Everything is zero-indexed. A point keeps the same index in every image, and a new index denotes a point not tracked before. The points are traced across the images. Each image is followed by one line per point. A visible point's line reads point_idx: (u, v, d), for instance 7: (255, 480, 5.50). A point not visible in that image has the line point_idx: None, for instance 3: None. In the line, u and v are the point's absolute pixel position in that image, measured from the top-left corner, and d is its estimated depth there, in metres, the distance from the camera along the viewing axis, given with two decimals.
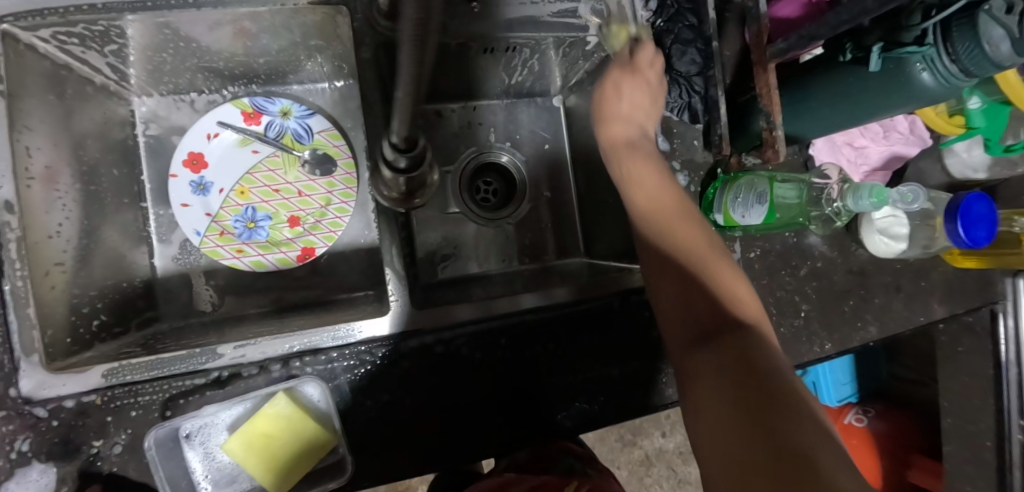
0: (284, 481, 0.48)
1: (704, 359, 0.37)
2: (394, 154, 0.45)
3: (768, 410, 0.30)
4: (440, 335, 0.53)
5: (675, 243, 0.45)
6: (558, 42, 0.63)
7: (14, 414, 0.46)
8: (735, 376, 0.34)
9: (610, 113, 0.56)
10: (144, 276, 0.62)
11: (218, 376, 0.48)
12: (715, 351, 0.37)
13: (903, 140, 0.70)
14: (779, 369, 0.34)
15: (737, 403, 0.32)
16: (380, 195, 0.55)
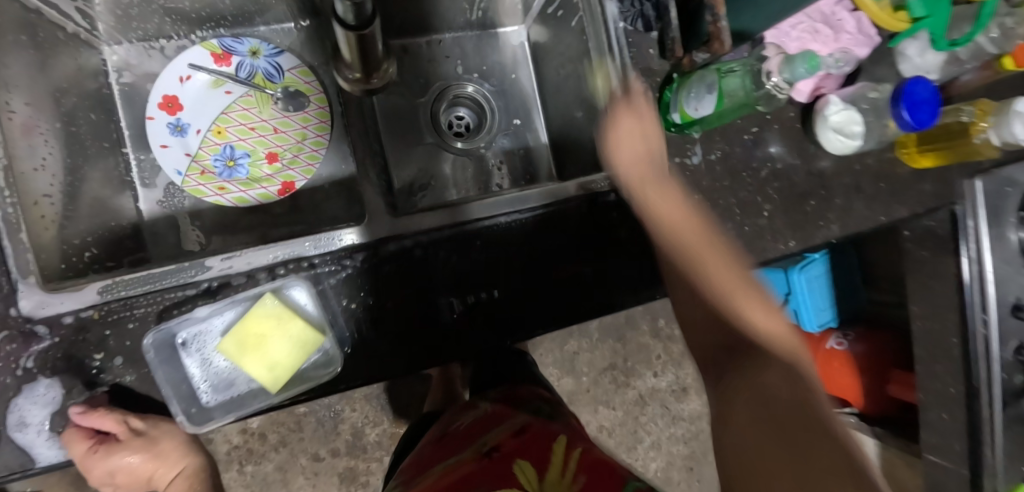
0: (279, 376, 0.51)
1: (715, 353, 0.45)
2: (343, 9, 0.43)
3: (793, 414, 0.35)
4: (419, 238, 0.56)
5: (692, 259, 0.48)
6: None
7: (17, 332, 0.49)
8: (775, 398, 0.37)
9: (622, 133, 0.54)
10: (131, 219, 0.65)
11: (207, 287, 0.51)
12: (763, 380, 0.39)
13: (853, 40, 0.69)
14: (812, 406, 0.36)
15: (770, 415, 0.35)
16: (343, 78, 0.58)
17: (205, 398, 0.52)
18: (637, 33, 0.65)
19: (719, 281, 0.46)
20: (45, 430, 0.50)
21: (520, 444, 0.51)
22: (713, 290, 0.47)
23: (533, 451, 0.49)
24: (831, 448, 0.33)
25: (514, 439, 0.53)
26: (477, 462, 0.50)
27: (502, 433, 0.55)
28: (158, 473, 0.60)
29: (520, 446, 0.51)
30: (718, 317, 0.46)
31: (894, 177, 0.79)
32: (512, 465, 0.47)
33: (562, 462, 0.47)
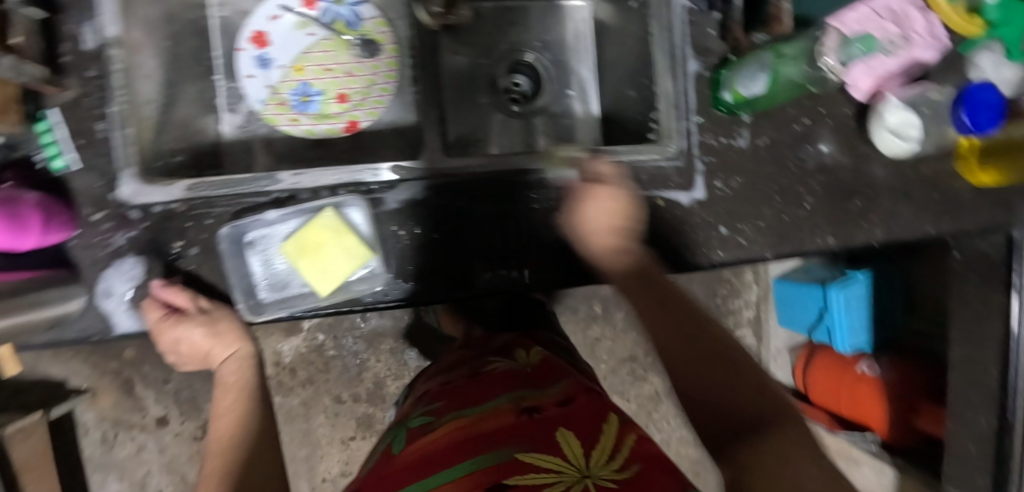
0: (328, 284, 0.56)
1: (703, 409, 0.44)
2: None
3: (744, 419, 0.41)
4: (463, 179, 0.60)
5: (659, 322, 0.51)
6: None
7: (115, 213, 0.56)
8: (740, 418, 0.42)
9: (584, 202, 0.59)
10: (213, 138, 0.72)
11: (277, 197, 0.58)
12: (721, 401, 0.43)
13: (922, 42, 0.67)
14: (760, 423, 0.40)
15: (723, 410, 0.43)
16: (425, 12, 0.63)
17: (261, 294, 0.57)
18: (699, 12, 0.67)
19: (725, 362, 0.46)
20: (126, 303, 0.56)
21: (565, 412, 0.45)
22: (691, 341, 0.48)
23: (584, 421, 0.43)
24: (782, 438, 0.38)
25: (563, 408, 0.45)
26: (516, 417, 0.44)
27: (552, 396, 0.48)
28: (214, 351, 0.60)
29: (567, 415, 0.44)
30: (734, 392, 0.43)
31: (949, 189, 0.77)
32: (555, 432, 0.41)
33: (610, 445, 0.40)
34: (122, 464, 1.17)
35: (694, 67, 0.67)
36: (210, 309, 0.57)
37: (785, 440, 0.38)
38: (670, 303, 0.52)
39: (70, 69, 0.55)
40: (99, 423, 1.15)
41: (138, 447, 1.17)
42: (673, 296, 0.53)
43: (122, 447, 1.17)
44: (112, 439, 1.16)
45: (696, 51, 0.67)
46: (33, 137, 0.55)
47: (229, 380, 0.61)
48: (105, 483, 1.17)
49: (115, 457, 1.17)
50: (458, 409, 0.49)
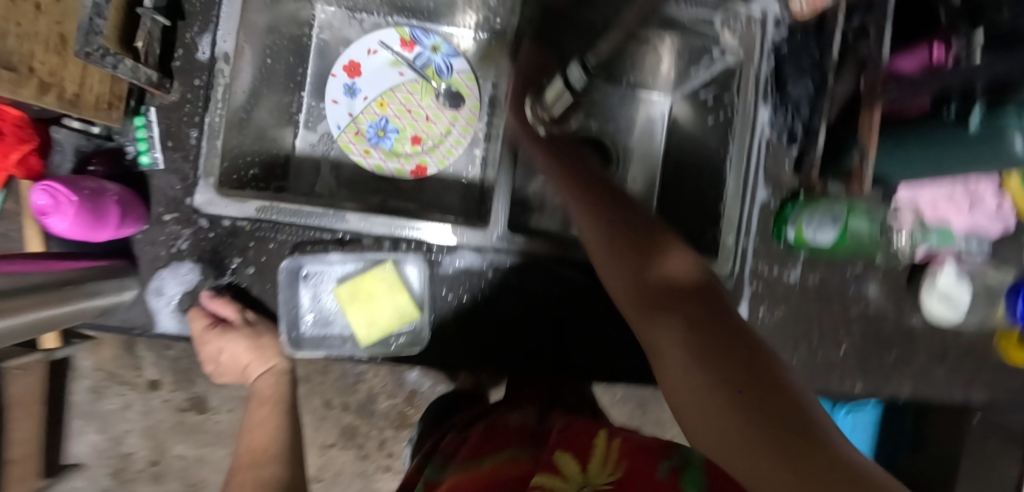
0: (372, 335, 0.58)
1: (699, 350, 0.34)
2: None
3: (762, 399, 0.29)
4: (508, 259, 0.61)
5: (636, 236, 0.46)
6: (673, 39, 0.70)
7: (185, 218, 0.58)
8: (762, 417, 0.28)
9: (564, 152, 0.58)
10: (286, 151, 0.73)
11: (342, 237, 0.59)
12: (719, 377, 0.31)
13: (987, 218, 0.71)
14: (777, 381, 0.31)
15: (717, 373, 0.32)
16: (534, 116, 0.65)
17: (303, 327, 0.58)
18: (778, 143, 0.68)
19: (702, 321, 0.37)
20: (173, 304, 0.58)
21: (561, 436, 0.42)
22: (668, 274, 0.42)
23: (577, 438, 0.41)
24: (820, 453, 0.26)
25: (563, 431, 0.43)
26: (535, 466, 0.43)
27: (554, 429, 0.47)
28: (252, 365, 0.62)
29: (565, 438, 0.42)
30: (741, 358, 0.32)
31: (983, 360, 0.77)
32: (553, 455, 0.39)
33: (603, 454, 0.38)
34: (105, 417, 1.11)
35: (762, 196, 0.68)
36: (254, 321, 0.59)
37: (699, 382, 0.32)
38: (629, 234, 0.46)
39: (179, 73, 0.57)
40: (93, 373, 1.10)
41: (124, 404, 1.12)
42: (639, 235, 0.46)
43: (110, 400, 1.12)
44: (102, 390, 1.11)
45: (767, 180, 0.68)
46: (128, 130, 0.56)
47: (265, 394, 0.63)
48: (84, 431, 1.11)
49: (101, 407, 1.11)
50: (480, 453, 0.47)
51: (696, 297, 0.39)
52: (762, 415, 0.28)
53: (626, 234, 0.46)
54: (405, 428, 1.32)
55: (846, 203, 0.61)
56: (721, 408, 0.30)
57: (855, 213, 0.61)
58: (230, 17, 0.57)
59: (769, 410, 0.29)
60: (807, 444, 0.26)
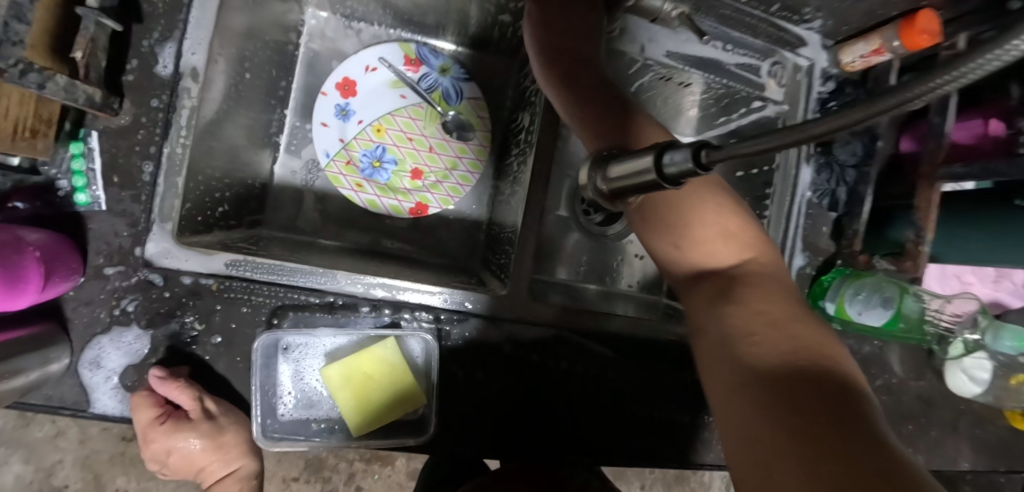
0: (366, 423, 0.48)
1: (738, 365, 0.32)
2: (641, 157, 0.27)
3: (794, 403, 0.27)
4: (525, 332, 0.53)
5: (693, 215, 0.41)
6: (709, 86, 0.62)
7: (133, 272, 0.46)
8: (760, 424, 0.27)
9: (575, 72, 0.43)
10: (263, 179, 0.62)
11: (331, 301, 0.48)
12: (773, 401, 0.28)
13: (1011, 290, 0.71)
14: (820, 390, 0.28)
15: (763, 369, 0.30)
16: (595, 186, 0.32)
17: (282, 412, 0.48)
18: (819, 207, 0.62)
19: (769, 307, 0.35)
20: (115, 379, 0.46)
21: None
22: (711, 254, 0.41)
23: None
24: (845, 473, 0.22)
25: None
26: None
27: None
28: (210, 468, 0.51)
29: None
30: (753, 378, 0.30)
31: (992, 430, 0.76)
32: None
33: None
34: (33, 446, 0.94)
35: (799, 263, 0.62)
36: (215, 415, 0.49)
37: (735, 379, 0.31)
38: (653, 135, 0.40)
39: (131, 90, 0.45)
40: None
41: (57, 432, 0.95)
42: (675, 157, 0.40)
43: (40, 426, 0.95)
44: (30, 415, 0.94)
45: (805, 245, 0.62)
46: (61, 160, 0.44)
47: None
48: (7, 461, 0.93)
49: (29, 435, 0.94)
50: None
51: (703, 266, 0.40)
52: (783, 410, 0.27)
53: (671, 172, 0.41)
54: (377, 461, 1.20)
55: (898, 284, 0.58)
56: (745, 411, 0.29)
57: (907, 295, 0.58)
58: (200, 24, 0.46)
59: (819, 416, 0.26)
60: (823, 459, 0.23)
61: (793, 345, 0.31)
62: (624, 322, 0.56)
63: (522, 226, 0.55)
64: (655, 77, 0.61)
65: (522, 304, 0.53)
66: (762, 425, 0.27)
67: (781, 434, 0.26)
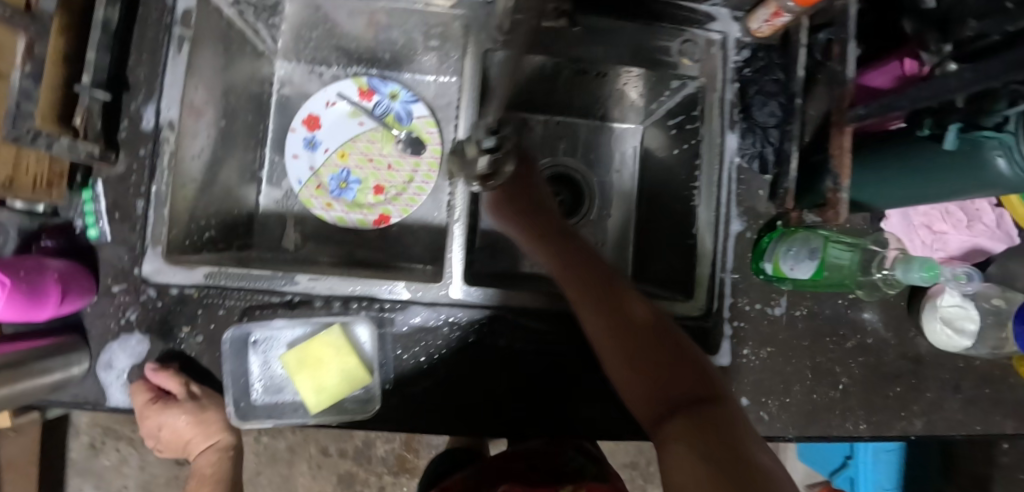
0: (323, 401, 0.54)
1: (685, 437, 0.33)
2: (489, 162, 0.45)
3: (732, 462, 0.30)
4: (460, 315, 0.58)
5: (608, 277, 0.47)
6: (627, 74, 0.67)
7: (133, 288, 0.57)
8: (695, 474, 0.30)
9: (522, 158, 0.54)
10: (248, 208, 0.72)
11: (290, 299, 0.57)
12: (694, 443, 0.32)
13: (988, 233, 0.67)
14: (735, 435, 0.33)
15: (700, 432, 0.33)
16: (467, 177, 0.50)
17: (254, 396, 0.57)
18: (750, 172, 0.64)
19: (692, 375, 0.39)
20: (124, 377, 0.57)
21: None
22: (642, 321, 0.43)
23: None
24: None
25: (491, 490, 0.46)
26: None
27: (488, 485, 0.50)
28: (195, 439, 0.60)
29: None
30: (713, 451, 0.31)
31: (1005, 388, 0.70)
32: None
33: None
34: (101, 472, 1.07)
35: (737, 228, 0.64)
36: (201, 397, 0.57)
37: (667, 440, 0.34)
38: (575, 248, 0.50)
39: (124, 144, 0.57)
40: (89, 429, 1.07)
41: (120, 460, 1.08)
42: (592, 261, 0.49)
43: (107, 455, 1.07)
44: (99, 445, 1.07)
45: (742, 210, 0.64)
46: (76, 204, 0.57)
47: (205, 472, 0.61)
48: (82, 488, 1.07)
49: (97, 463, 1.07)
50: None
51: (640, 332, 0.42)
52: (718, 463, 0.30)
53: (582, 264, 0.48)
54: (404, 472, 1.26)
55: (823, 232, 0.59)
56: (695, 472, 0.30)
57: (834, 242, 0.59)
58: (173, 84, 0.57)
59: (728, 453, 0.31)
60: None
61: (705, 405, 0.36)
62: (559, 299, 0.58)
63: (455, 221, 0.60)
64: (572, 72, 0.67)
65: (459, 290, 0.58)
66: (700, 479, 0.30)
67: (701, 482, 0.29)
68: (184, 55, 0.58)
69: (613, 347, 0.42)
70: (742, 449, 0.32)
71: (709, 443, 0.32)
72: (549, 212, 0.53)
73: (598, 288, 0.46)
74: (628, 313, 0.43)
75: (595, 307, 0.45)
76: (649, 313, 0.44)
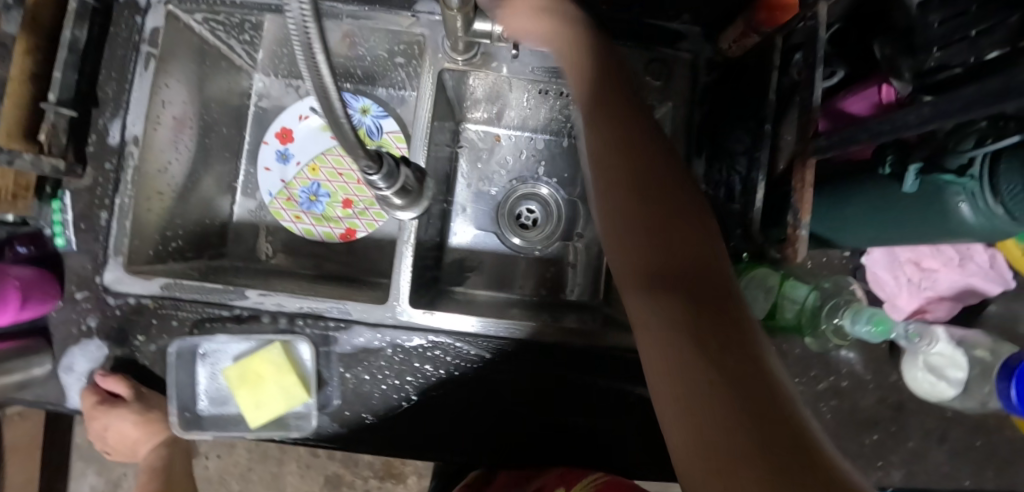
0: (262, 417, 0.56)
1: (682, 327, 0.31)
2: (400, 196, 0.46)
3: (730, 355, 0.29)
4: (401, 340, 0.59)
5: (637, 141, 0.42)
6: None
7: (94, 295, 0.59)
8: (690, 376, 0.29)
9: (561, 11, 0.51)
10: (222, 218, 0.73)
11: (238, 313, 0.58)
12: (692, 336, 0.30)
13: (980, 273, 0.62)
14: (740, 322, 0.31)
15: (697, 324, 0.31)
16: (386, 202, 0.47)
17: (200, 407, 0.59)
18: (717, 199, 0.63)
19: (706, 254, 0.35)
20: (83, 379, 0.59)
21: None
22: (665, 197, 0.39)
23: None
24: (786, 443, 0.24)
25: None
26: None
27: None
28: (140, 439, 0.65)
29: None
30: (712, 344, 0.29)
31: (1004, 445, 0.64)
32: None
33: None
34: (102, 461, 1.11)
35: None
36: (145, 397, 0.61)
37: (668, 342, 0.31)
38: (628, 126, 0.43)
39: (92, 158, 0.59)
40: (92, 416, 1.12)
41: None
42: (646, 140, 0.42)
43: None
44: None
45: None
46: (45, 213, 0.60)
47: (155, 466, 0.67)
48: (84, 474, 1.10)
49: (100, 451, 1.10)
50: None
51: (664, 209, 0.38)
52: (718, 363, 0.28)
53: (618, 128, 0.43)
54: (389, 478, 1.20)
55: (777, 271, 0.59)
56: (692, 371, 0.29)
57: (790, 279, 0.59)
58: (140, 102, 0.59)
59: (726, 346, 0.29)
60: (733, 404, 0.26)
61: (711, 289, 0.33)
62: (504, 325, 0.58)
63: (400, 241, 0.59)
64: (536, 89, 0.66)
65: (405, 310, 0.58)
66: (694, 384, 0.28)
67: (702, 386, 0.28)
68: (151, 73, 0.59)
69: (632, 224, 0.38)
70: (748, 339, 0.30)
71: (710, 333, 0.30)
72: (628, 100, 0.45)
73: (645, 172, 0.40)
74: (671, 204, 0.38)
75: (623, 177, 0.40)
76: (689, 203, 0.39)
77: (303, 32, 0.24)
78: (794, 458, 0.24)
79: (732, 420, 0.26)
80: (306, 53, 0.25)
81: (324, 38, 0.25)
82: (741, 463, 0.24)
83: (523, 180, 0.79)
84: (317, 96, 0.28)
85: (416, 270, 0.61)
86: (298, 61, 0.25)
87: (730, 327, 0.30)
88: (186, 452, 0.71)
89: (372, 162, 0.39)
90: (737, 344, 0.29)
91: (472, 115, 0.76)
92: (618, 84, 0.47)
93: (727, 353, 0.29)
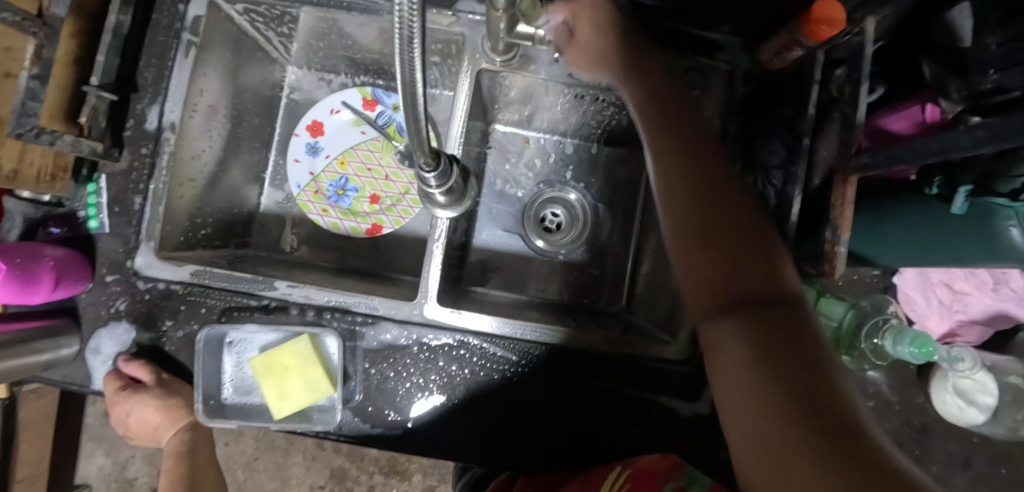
0: (286, 408, 0.56)
1: (742, 335, 0.35)
2: (444, 195, 0.47)
3: (791, 361, 0.31)
4: (425, 339, 0.59)
5: (696, 160, 0.45)
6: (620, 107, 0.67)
7: (124, 279, 0.59)
8: (749, 379, 0.32)
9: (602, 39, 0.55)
10: (250, 208, 0.73)
11: (267, 304, 0.59)
12: (749, 342, 0.34)
13: (1016, 299, 0.60)
14: (800, 333, 0.33)
15: (757, 333, 0.34)
16: (433, 201, 0.49)
17: (223, 395, 0.59)
18: None
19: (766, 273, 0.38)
20: (109, 363, 0.60)
21: None
22: (728, 217, 0.41)
23: None
24: (838, 434, 0.27)
25: None
26: None
27: None
28: (161, 424, 0.65)
29: None
30: (772, 348, 0.33)
31: None
32: None
33: None
34: (112, 441, 1.12)
35: None
36: (168, 384, 0.60)
37: (730, 346, 0.35)
38: (691, 157, 0.45)
39: (129, 142, 0.60)
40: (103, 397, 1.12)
41: None
42: (710, 167, 0.45)
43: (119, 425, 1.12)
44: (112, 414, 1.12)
45: None
46: (80, 195, 0.60)
47: (177, 450, 0.66)
48: (93, 454, 1.12)
49: (110, 432, 1.12)
50: None
51: (729, 229, 0.41)
52: (771, 366, 0.32)
53: (677, 148, 0.46)
54: (395, 475, 1.20)
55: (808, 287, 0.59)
56: (748, 372, 0.32)
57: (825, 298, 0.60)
58: (178, 89, 0.59)
59: (786, 354, 0.32)
60: (784, 400, 0.29)
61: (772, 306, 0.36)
62: (530, 329, 0.58)
63: (432, 239, 0.59)
64: (572, 93, 0.66)
65: (432, 309, 0.58)
66: (750, 384, 0.32)
67: (757, 383, 0.31)
68: (190, 60, 0.60)
69: (695, 239, 0.41)
70: (810, 348, 0.32)
71: (767, 341, 0.33)
72: (689, 118, 0.48)
73: (711, 199, 0.43)
74: (734, 230, 0.41)
75: (681, 184, 0.43)
76: (756, 230, 0.41)
77: (407, 25, 0.24)
78: (837, 435, 0.27)
79: (791, 422, 0.28)
80: (404, 48, 0.25)
81: (422, 33, 0.25)
82: (788, 441, 0.28)
83: (550, 183, 0.79)
84: (402, 91, 0.29)
85: (444, 268, 0.60)
86: (394, 56, 0.26)
87: (790, 337, 0.33)
88: (208, 436, 0.70)
89: (431, 161, 0.40)
90: (796, 351, 0.32)
91: (502, 116, 0.76)
92: (665, 102, 0.50)
93: (784, 358, 0.32)
